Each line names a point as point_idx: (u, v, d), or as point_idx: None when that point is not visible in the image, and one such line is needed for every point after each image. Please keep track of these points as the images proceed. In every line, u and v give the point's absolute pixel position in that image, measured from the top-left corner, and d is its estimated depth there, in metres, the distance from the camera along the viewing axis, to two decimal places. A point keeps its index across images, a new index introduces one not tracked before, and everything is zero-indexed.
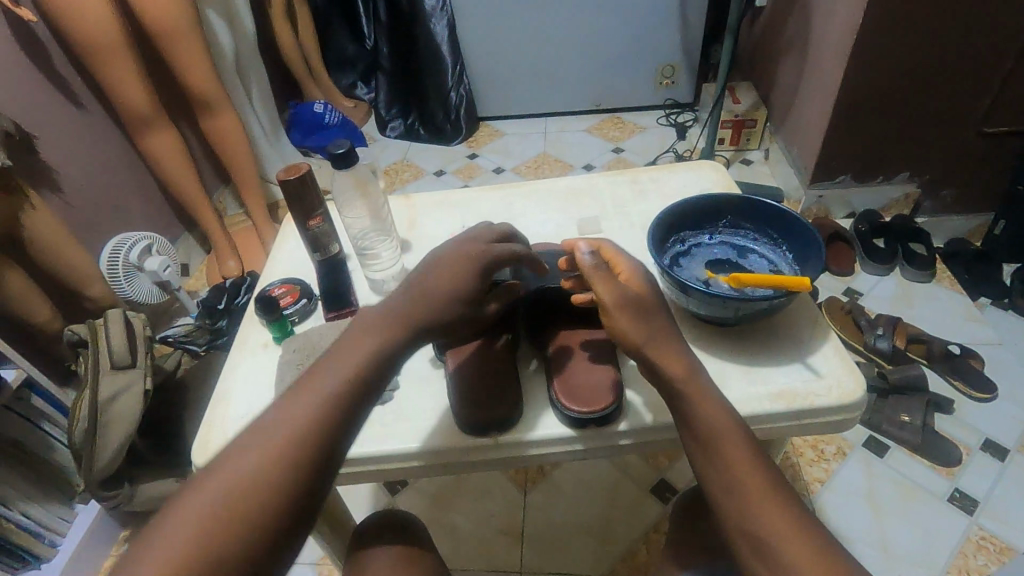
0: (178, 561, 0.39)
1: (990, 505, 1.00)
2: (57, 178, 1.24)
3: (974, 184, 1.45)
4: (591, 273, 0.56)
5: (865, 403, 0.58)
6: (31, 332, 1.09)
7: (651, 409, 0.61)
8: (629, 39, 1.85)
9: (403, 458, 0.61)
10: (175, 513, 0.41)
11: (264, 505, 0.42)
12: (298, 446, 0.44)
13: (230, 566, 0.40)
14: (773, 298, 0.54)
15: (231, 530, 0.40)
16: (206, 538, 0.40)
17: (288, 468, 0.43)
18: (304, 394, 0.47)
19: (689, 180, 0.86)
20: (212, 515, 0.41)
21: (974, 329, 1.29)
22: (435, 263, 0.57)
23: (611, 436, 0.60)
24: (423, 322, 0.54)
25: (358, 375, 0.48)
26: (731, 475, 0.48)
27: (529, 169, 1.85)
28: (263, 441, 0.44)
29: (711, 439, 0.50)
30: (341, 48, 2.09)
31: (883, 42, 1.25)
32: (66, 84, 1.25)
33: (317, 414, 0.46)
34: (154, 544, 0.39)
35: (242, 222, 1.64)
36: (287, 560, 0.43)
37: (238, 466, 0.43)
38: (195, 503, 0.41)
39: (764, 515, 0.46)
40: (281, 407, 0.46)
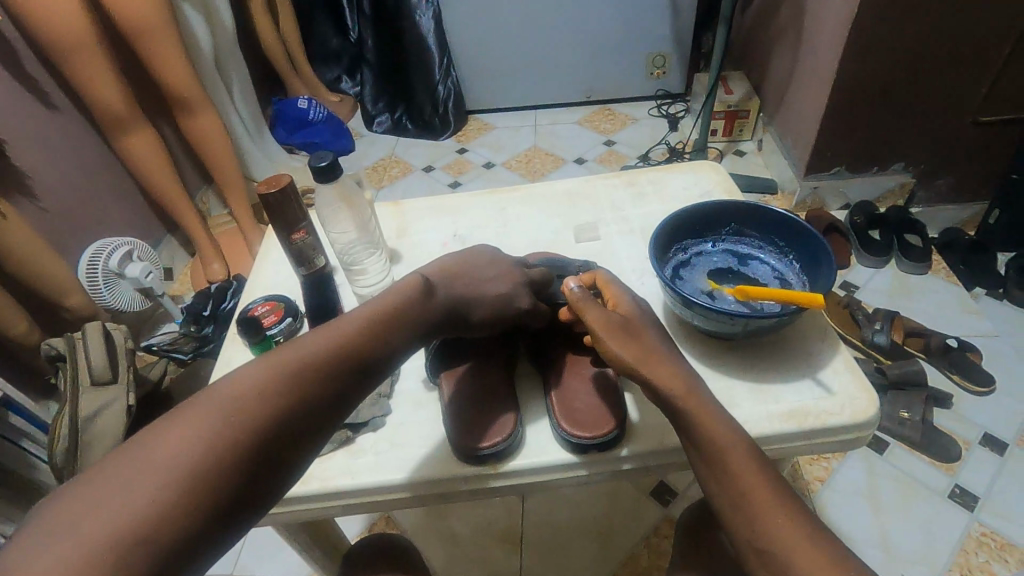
0: (163, 475, 0.36)
1: (990, 500, 1.00)
2: (31, 184, 1.20)
3: (969, 174, 1.44)
4: (585, 306, 0.53)
5: (878, 421, 0.56)
6: (8, 346, 1.05)
7: (654, 430, 0.59)
8: (619, 28, 1.81)
9: (401, 488, 0.58)
10: (166, 431, 0.39)
11: (258, 440, 0.40)
12: (299, 388, 0.43)
13: (214, 491, 0.37)
14: (784, 314, 0.52)
15: (215, 459, 0.38)
16: (198, 459, 0.38)
17: (288, 410, 0.42)
18: (313, 340, 0.46)
19: (688, 181, 0.83)
20: (206, 437, 0.38)
21: (971, 322, 1.28)
22: (487, 269, 0.60)
23: (609, 461, 0.58)
24: (461, 312, 0.57)
25: (374, 335, 0.48)
26: (738, 490, 0.46)
27: (519, 163, 1.82)
28: (267, 374, 0.43)
29: (719, 456, 0.47)
30: (325, 41, 2.03)
31: (879, 32, 1.22)
32: (37, 85, 1.20)
33: (322, 363, 0.45)
34: (141, 456, 0.37)
35: (227, 224, 1.60)
36: (268, 502, 0.41)
37: (238, 393, 0.41)
38: (184, 424, 0.39)
39: (777, 527, 0.44)
40: (289, 348, 0.45)
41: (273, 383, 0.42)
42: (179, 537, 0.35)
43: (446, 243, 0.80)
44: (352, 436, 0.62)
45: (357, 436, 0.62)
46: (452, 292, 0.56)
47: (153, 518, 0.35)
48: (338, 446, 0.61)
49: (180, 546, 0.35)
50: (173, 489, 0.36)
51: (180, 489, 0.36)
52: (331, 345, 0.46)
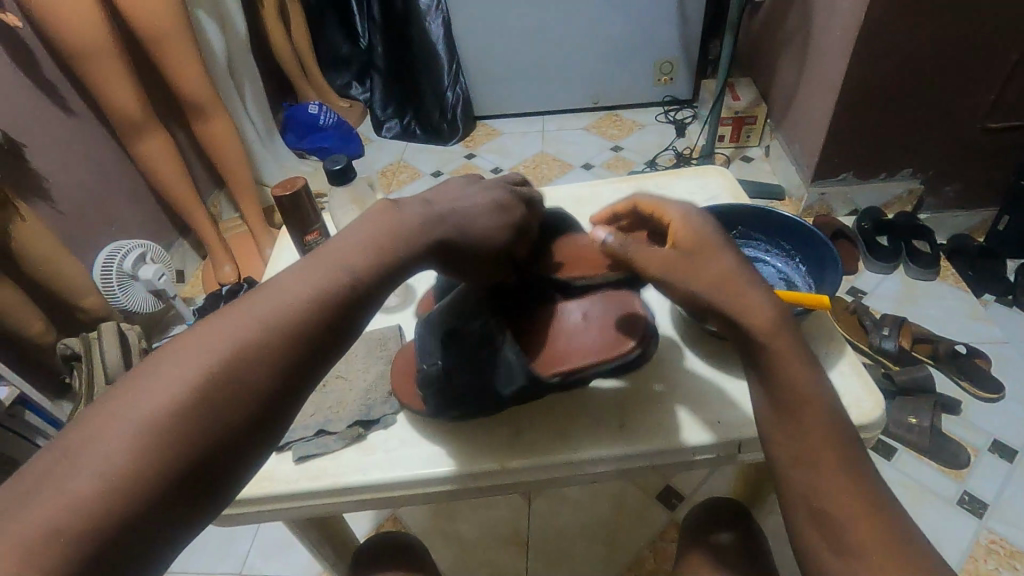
0: (114, 454, 0.33)
1: (999, 507, 1.00)
2: (48, 187, 1.22)
3: (977, 180, 1.44)
4: (628, 249, 0.49)
5: (883, 423, 0.57)
6: (24, 345, 1.07)
7: (720, 424, 0.59)
8: (627, 35, 1.83)
9: (441, 480, 0.59)
10: (115, 402, 0.35)
11: (216, 406, 0.35)
12: (267, 343, 0.37)
13: (167, 466, 0.33)
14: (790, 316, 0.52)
15: (169, 428, 0.34)
16: (147, 432, 0.33)
17: (253, 368, 0.36)
18: (281, 288, 0.40)
19: (695, 186, 0.84)
20: (155, 408, 0.34)
21: (980, 328, 1.27)
22: (462, 192, 0.52)
23: (662, 454, 0.59)
24: (464, 235, 0.49)
25: (346, 275, 0.41)
26: (807, 448, 0.43)
27: (527, 168, 1.83)
28: (230, 331, 0.37)
29: (794, 410, 0.44)
30: (335, 48, 2.06)
31: (885, 39, 1.23)
32: (54, 89, 1.22)
33: (289, 313, 0.38)
34: (91, 432, 0.33)
35: (239, 227, 1.62)
36: (240, 470, 0.36)
37: (191, 354, 0.36)
38: (138, 392, 0.35)
39: (844, 497, 0.42)
40: (256, 299, 0.39)
41: (230, 341, 0.37)
42: (128, 521, 0.31)
43: None
44: (363, 433, 0.63)
45: (369, 433, 0.63)
46: (435, 211, 0.48)
47: (104, 497, 0.31)
48: (351, 443, 0.62)
49: (142, 524, 0.32)
50: (117, 467, 0.32)
51: (126, 467, 0.32)
52: (304, 292, 0.40)
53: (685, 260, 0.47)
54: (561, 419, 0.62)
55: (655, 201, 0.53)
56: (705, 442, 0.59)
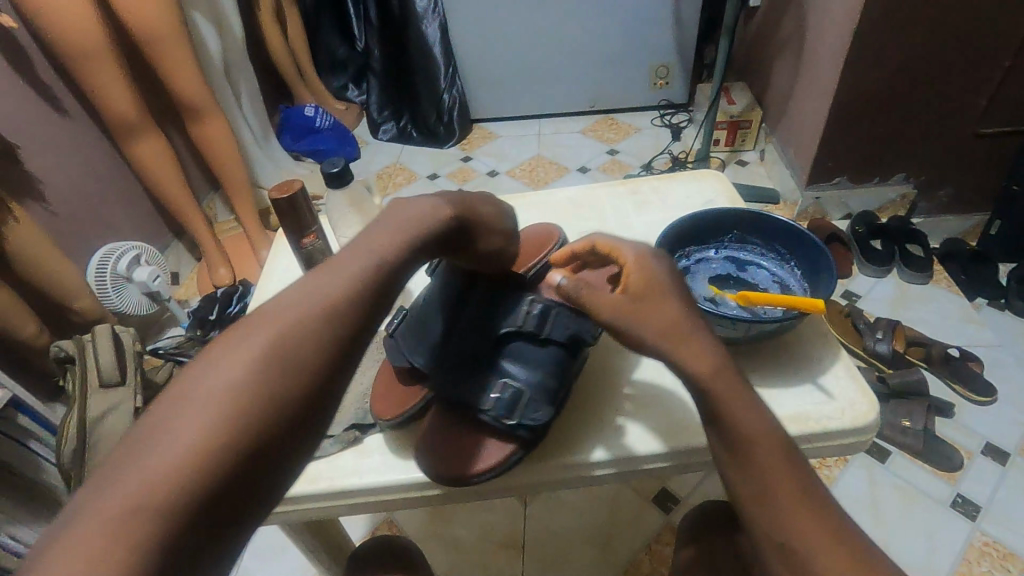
0: (172, 457, 0.33)
1: (992, 510, 1.00)
2: (42, 189, 1.21)
3: (969, 185, 1.45)
4: (580, 291, 0.50)
5: (878, 425, 0.57)
6: (17, 347, 1.06)
7: (682, 427, 0.61)
8: (623, 39, 1.84)
9: (435, 485, 0.59)
10: (163, 415, 0.35)
11: (265, 403, 0.36)
12: (306, 339, 0.39)
13: (224, 468, 0.33)
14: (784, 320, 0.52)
15: (223, 427, 0.34)
16: (200, 436, 0.34)
17: (297, 366, 0.38)
18: (310, 291, 0.41)
19: (691, 190, 0.84)
20: (207, 413, 0.35)
21: (973, 331, 1.28)
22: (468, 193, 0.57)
23: (636, 461, 0.60)
24: (470, 225, 0.54)
25: (367, 277, 0.43)
26: (766, 486, 0.44)
27: (523, 171, 1.83)
28: (267, 334, 0.38)
29: (747, 455, 0.45)
30: (332, 50, 2.06)
31: (879, 44, 1.24)
32: (48, 91, 1.21)
33: (319, 316, 0.40)
34: (144, 444, 0.34)
35: (234, 229, 1.62)
36: (291, 465, 0.37)
37: (233, 363, 0.37)
38: (185, 401, 0.35)
39: (812, 533, 0.43)
40: (286, 303, 0.40)
41: (270, 342, 0.38)
42: (193, 520, 0.32)
43: None
44: (360, 436, 0.62)
45: (365, 436, 0.63)
46: (454, 202, 0.53)
47: (168, 500, 0.31)
48: (348, 446, 0.62)
49: (204, 522, 0.32)
50: (174, 475, 0.32)
51: (188, 465, 0.33)
52: (331, 293, 0.41)
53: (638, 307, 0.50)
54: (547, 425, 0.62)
55: (613, 241, 0.56)
56: (690, 446, 0.60)
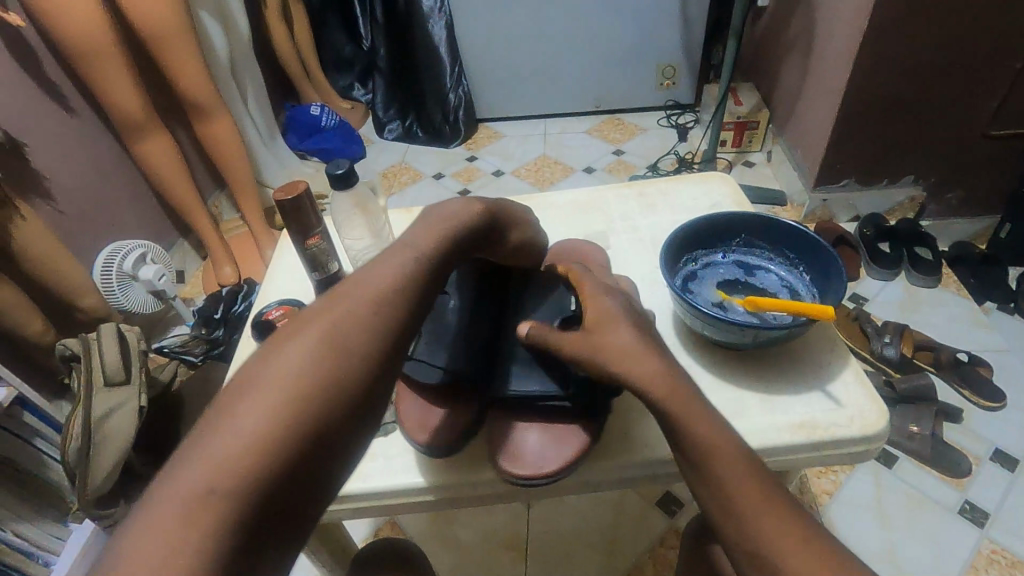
0: (232, 455, 0.33)
1: (1001, 517, 0.99)
2: (48, 187, 1.22)
3: (979, 187, 1.44)
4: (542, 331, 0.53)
5: (887, 434, 0.56)
6: (22, 345, 1.07)
7: (647, 443, 0.61)
8: (630, 39, 1.83)
9: (440, 488, 0.60)
10: (222, 413, 0.36)
11: (321, 401, 0.37)
12: (356, 338, 0.39)
13: (281, 467, 0.34)
14: (792, 325, 0.51)
15: (283, 425, 0.35)
16: (258, 434, 0.34)
17: (347, 363, 0.38)
18: (355, 291, 0.42)
19: (698, 193, 0.84)
20: (264, 411, 0.35)
21: (982, 335, 1.27)
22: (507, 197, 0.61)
23: (593, 474, 0.60)
24: (501, 224, 0.58)
25: (406, 277, 0.44)
26: (725, 495, 0.44)
27: (529, 171, 1.83)
28: (317, 333, 0.39)
29: (706, 467, 0.45)
30: (338, 49, 2.06)
31: (889, 45, 1.23)
32: (56, 89, 1.22)
33: (366, 317, 0.41)
34: (204, 441, 0.34)
35: (239, 228, 1.62)
36: (347, 462, 0.37)
37: (286, 363, 0.38)
38: (242, 400, 0.36)
39: (780, 538, 0.42)
40: (334, 303, 0.41)
41: (319, 341, 0.39)
42: (256, 516, 0.33)
43: None
44: None
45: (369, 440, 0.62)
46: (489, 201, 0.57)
47: (233, 497, 0.32)
48: None
49: (268, 518, 0.33)
50: (236, 473, 0.33)
51: (250, 462, 0.33)
52: (376, 292, 0.42)
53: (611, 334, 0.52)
54: None
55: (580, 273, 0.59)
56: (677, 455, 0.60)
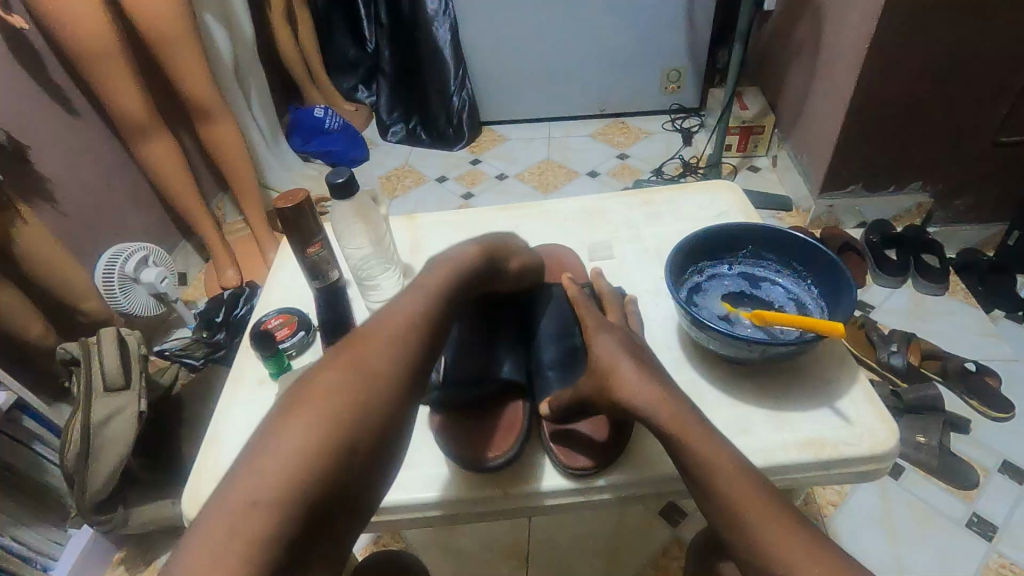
0: (279, 480, 0.38)
1: (1010, 531, 0.98)
2: (51, 188, 1.21)
3: (987, 194, 1.42)
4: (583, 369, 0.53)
5: (897, 454, 0.55)
6: (23, 347, 1.06)
7: (651, 460, 0.60)
8: (635, 42, 1.82)
9: (443, 504, 0.60)
10: (267, 441, 0.40)
11: (354, 432, 0.42)
12: (382, 376, 0.45)
13: (320, 494, 0.39)
14: (800, 342, 0.50)
15: (323, 454, 0.40)
16: (302, 462, 0.39)
17: (376, 399, 0.44)
18: (380, 332, 0.47)
19: (704, 201, 0.83)
20: (307, 439, 0.40)
21: (990, 344, 1.26)
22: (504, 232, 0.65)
23: (590, 491, 0.59)
24: (497, 260, 0.61)
25: (421, 320, 0.49)
26: (732, 509, 0.44)
27: (533, 175, 1.82)
28: (347, 371, 0.44)
29: (708, 482, 0.46)
30: (342, 52, 2.06)
31: (897, 50, 1.21)
32: (59, 91, 1.21)
33: (388, 358, 0.46)
34: (253, 468, 0.39)
35: (242, 230, 1.62)
36: (374, 487, 0.43)
37: (324, 397, 0.43)
38: (285, 430, 0.41)
39: (785, 545, 0.42)
40: (362, 343, 0.47)
41: (352, 378, 0.44)
42: (302, 536, 0.38)
43: None
44: None
45: None
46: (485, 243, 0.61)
47: (284, 518, 0.37)
48: None
49: (310, 537, 0.38)
50: (274, 501, 0.37)
51: (297, 487, 0.38)
52: (399, 334, 0.48)
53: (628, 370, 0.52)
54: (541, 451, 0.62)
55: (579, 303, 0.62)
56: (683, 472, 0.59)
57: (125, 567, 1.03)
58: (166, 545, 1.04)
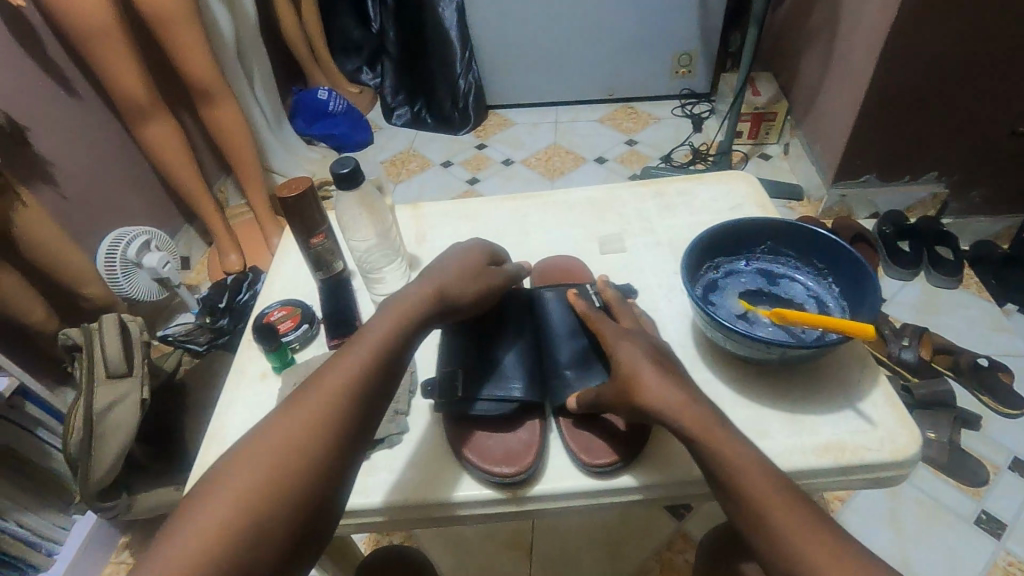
0: (225, 522, 0.39)
1: (1019, 529, 0.97)
2: (52, 172, 1.20)
3: (1005, 185, 1.39)
4: (636, 367, 0.52)
5: (918, 460, 0.54)
6: (26, 332, 1.06)
7: (665, 462, 0.59)
8: (645, 25, 1.77)
9: (451, 506, 0.58)
10: (220, 482, 0.42)
11: (304, 472, 0.43)
12: (335, 416, 0.46)
13: (265, 535, 0.40)
14: (827, 345, 0.49)
15: (269, 494, 0.41)
16: (248, 503, 0.41)
17: (327, 438, 0.45)
18: (337, 372, 0.48)
19: (718, 193, 0.80)
20: (255, 481, 0.42)
21: (1002, 340, 1.23)
22: (463, 258, 0.63)
23: (598, 494, 0.58)
24: (451, 294, 0.59)
25: (377, 356, 0.50)
26: (759, 510, 0.43)
27: (539, 161, 1.79)
28: (303, 412, 0.45)
29: (731, 485, 0.45)
30: (346, 33, 2.02)
31: (918, 36, 1.18)
32: (59, 72, 1.19)
33: (341, 397, 0.47)
34: (203, 510, 0.40)
35: (245, 215, 1.60)
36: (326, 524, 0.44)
37: (278, 437, 0.44)
38: (237, 472, 0.42)
39: (813, 550, 0.41)
40: (318, 383, 0.47)
41: (305, 418, 0.45)
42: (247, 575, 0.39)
43: None
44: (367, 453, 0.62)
45: (372, 453, 0.62)
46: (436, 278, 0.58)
47: (226, 560, 0.38)
48: None
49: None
50: (205, 566, 0.38)
51: (242, 529, 0.40)
52: (354, 372, 0.48)
53: (657, 380, 0.51)
54: (554, 452, 0.60)
55: (591, 316, 0.61)
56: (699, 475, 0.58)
57: (130, 552, 1.03)
58: None
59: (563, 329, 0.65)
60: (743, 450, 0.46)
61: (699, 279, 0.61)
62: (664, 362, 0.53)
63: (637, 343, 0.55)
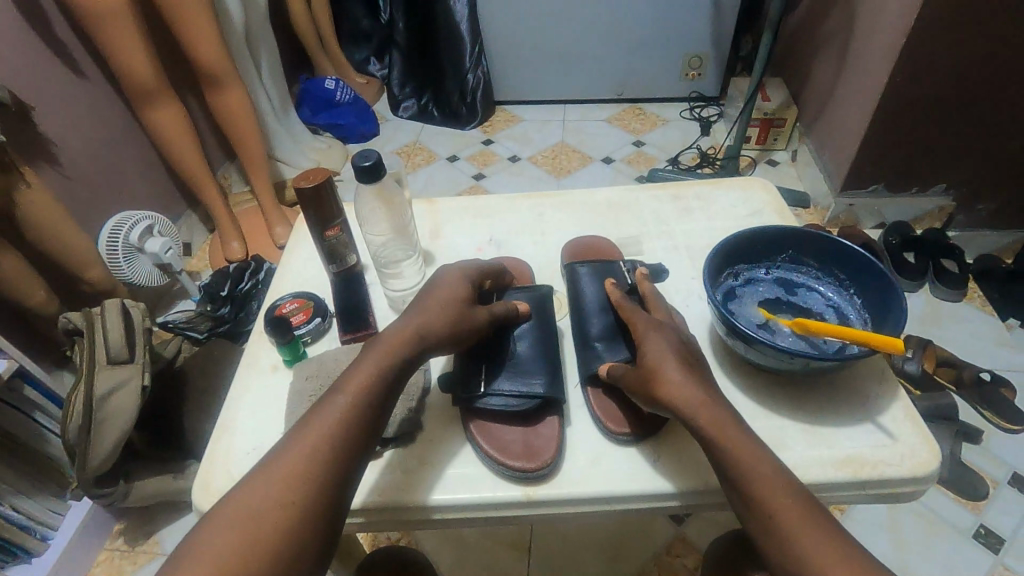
0: (242, 549, 0.40)
1: (1016, 544, 0.97)
2: (56, 152, 1.18)
3: (1012, 200, 1.39)
4: (657, 366, 0.51)
5: (938, 477, 0.54)
6: (26, 314, 1.04)
7: (682, 468, 0.58)
8: (657, 26, 1.76)
9: (463, 507, 0.58)
10: (233, 509, 0.42)
11: (315, 495, 0.43)
12: (343, 439, 0.46)
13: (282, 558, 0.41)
14: (851, 358, 0.48)
15: (283, 518, 0.42)
16: (263, 530, 0.41)
17: (336, 461, 0.45)
18: (342, 395, 0.48)
19: (735, 199, 0.80)
20: (268, 508, 0.42)
21: (1004, 354, 1.24)
22: (448, 285, 0.58)
23: (615, 500, 0.57)
24: (429, 332, 0.54)
25: (381, 378, 0.50)
26: (769, 514, 0.43)
27: (545, 158, 1.78)
28: (311, 437, 0.46)
29: (748, 490, 0.45)
30: (355, 22, 2.00)
31: (934, 47, 1.17)
32: (65, 51, 1.17)
33: (347, 420, 0.47)
34: (218, 537, 0.41)
35: (248, 202, 1.59)
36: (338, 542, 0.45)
37: (286, 464, 0.44)
38: (249, 497, 0.43)
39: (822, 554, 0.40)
40: (323, 406, 0.48)
41: (314, 443, 0.45)
42: None
43: (481, 248, 0.78)
44: (381, 451, 0.61)
45: (385, 451, 0.61)
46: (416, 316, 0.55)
47: None
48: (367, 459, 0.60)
49: None
50: None
51: (261, 553, 0.40)
52: (357, 396, 0.48)
53: (680, 382, 0.50)
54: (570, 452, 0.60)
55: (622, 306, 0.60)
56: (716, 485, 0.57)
57: (124, 539, 1.02)
58: (166, 518, 1.03)
59: (594, 313, 0.64)
60: (760, 460, 0.46)
61: (722, 281, 0.61)
62: (690, 366, 0.52)
63: (666, 338, 0.54)
